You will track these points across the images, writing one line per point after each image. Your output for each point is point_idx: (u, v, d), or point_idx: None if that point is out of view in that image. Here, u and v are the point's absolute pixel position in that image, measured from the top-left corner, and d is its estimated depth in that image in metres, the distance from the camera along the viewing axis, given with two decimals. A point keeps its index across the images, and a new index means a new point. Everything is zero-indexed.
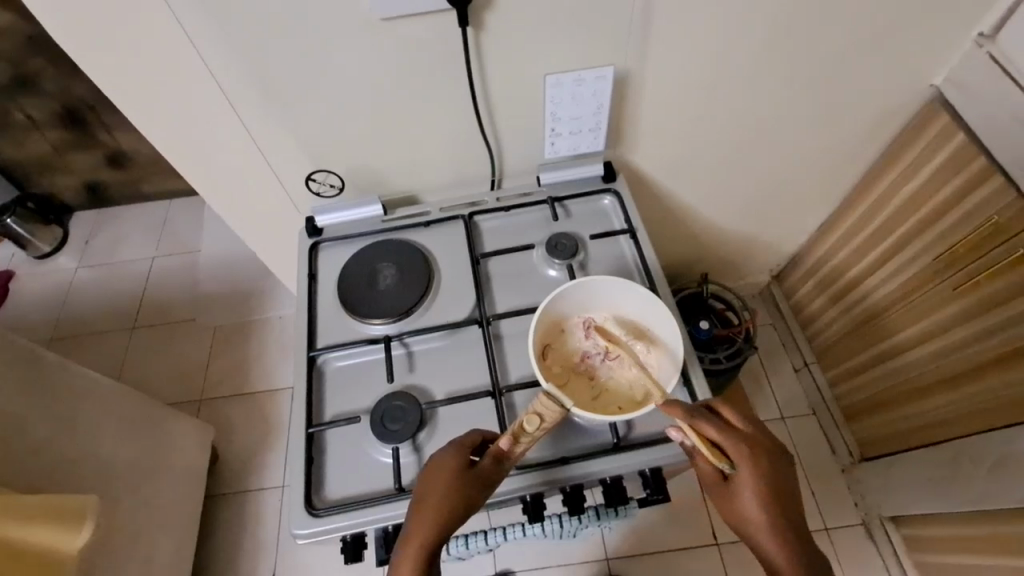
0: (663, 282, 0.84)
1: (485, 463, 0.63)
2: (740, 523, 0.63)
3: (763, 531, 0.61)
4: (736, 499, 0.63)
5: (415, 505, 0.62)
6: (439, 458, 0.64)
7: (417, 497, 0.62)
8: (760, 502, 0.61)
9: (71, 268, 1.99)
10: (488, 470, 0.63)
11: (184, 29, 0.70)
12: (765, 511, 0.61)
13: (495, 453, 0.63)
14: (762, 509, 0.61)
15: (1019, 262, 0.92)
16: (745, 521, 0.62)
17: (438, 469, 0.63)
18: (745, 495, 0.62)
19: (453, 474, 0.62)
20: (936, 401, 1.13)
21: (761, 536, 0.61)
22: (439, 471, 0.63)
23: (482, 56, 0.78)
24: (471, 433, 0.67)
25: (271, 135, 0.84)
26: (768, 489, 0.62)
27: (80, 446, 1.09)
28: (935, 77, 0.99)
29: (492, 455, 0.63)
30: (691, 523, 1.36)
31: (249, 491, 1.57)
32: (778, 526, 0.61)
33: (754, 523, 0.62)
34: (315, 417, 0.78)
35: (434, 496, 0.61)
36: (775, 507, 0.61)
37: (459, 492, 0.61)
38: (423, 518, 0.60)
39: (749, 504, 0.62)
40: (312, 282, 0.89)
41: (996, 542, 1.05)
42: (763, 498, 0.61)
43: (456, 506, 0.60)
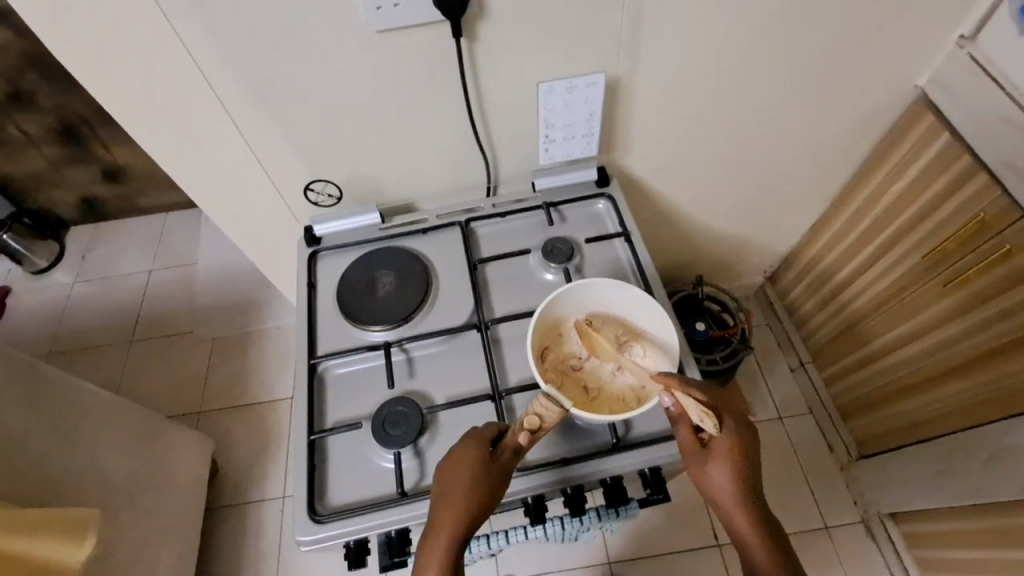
0: (658, 284, 0.86)
1: (505, 457, 0.65)
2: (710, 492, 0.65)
3: (731, 498, 0.64)
4: (711, 465, 0.64)
5: (438, 498, 0.64)
6: (459, 454, 0.65)
7: (439, 492, 0.64)
8: (733, 472, 0.63)
9: (68, 283, 1.99)
10: (508, 462, 0.65)
11: (183, 41, 0.71)
12: (738, 480, 0.63)
13: (513, 446, 0.65)
14: (736, 477, 0.63)
15: (1007, 256, 0.93)
16: (715, 486, 0.64)
17: (458, 465, 0.64)
18: (721, 461, 0.64)
19: (475, 470, 0.63)
20: (930, 397, 1.15)
21: (728, 502, 0.64)
22: (460, 468, 0.64)
23: (476, 65, 0.79)
24: (489, 426, 0.68)
25: (269, 146, 0.85)
26: (742, 461, 0.64)
27: (80, 459, 1.09)
28: (919, 78, 1.01)
29: (509, 448, 0.65)
30: (692, 525, 1.37)
31: (250, 502, 1.57)
32: (747, 496, 0.64)
33: (723, 492, 0.64)
34: (317, 424, 0.78)
35: (457, 493, 0.63)
36: (748, 478, 0.64)
37: (482, 488, 0.63)
38: (448, 513, 0.63)
39: (724, 473, 0.64)
40: (312, 290, 0.90)
41: (995, 535, 1.06)
42: (738, 468, 0.64)
43: (481, 501, 0.62)
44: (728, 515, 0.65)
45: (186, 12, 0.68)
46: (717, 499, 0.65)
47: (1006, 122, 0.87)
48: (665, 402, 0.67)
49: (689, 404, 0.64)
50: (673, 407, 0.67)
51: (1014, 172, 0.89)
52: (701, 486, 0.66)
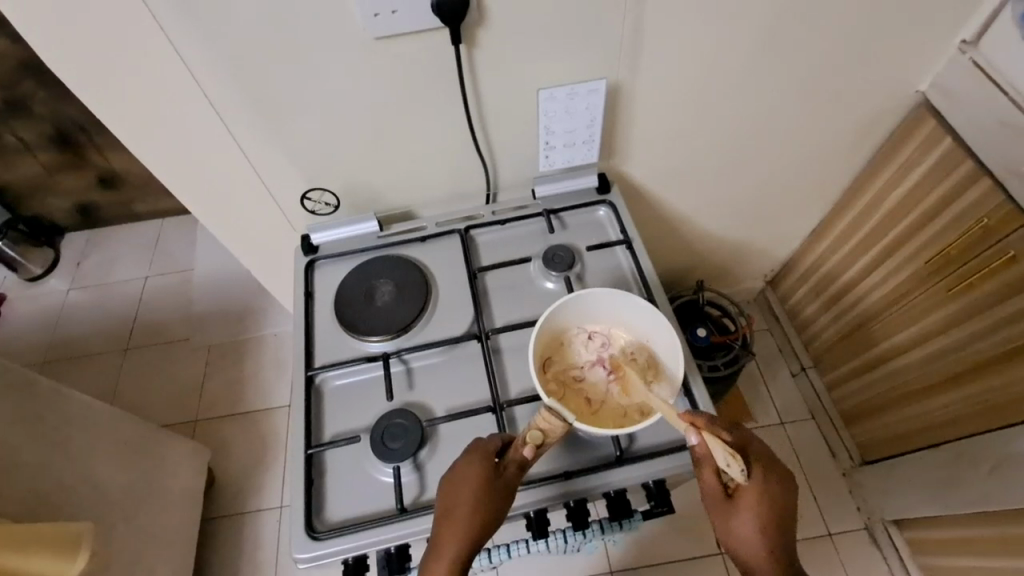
0: (660, 292, 0.84)
1: (509, 473, 0.63)
2: (734, 541, 0.64)
3: (757, 547, 0.62)
4: (738, 515, 0.63)
5: (440, 517, 0.62)
6: (463, 471, 0.63)
7: (443, 510, 0.62)
8: (760, 520, 0.62)
9: (63, 290, 1.97)
10: (513, 478, 0.63)
11: (176, 49, 0.70)
12: (765, 527, 0.62)
13: (519, 461, 0.63)
14: (762, 525, 0.62)
15: (1011, 262, 0.93)
16: (740, 533, 0.63)
17: (461, 482, 0.63)
18: (747, 508, 0.62)
19: (480, 487, 0.62)
20: (934, 404, 1.14)
21: (754, 552, 0.63)
22: (464, 486, 0.62)
23: (476, 73, 0.78)
24: (491, 439, 0.66)
25: (266, 155, 0.84)
26: (768, 509, 0.62)
27: (73, 472, 1.07)
28: (921, 83, 1.01)
29: (513, 463, 0.63)
30: (695, 533, 1.36)
31: (247, 512, 1.55)
32: (771, 544, 0.62)
33: (750, 540, 0.62)
34: (315, 437, 0.77)
35: (463, 512, 0.61)
36: (773, 526, 0.62)
37: (488, 505, 0.61)
38: (454, 532, 0.61)
39: (751, 521, 0.62)
40: (309, 300, 0.88)
41: (1000, 543, 1.05)
42: (765, 515, 0.62)
43: (488, 519, 0.61)
44: (752, 562, 0.64)
45: (180, 20, 0.67)
46: (742, 547, 0.63)
47: (1009, 127, 0.87)
48: (690, 441, 0.61)
49: (718, 450, 0.60)
50: (697, 448, 0.62)
51: (1018, 177, 0.88)
52: (726, 534, 0.64)
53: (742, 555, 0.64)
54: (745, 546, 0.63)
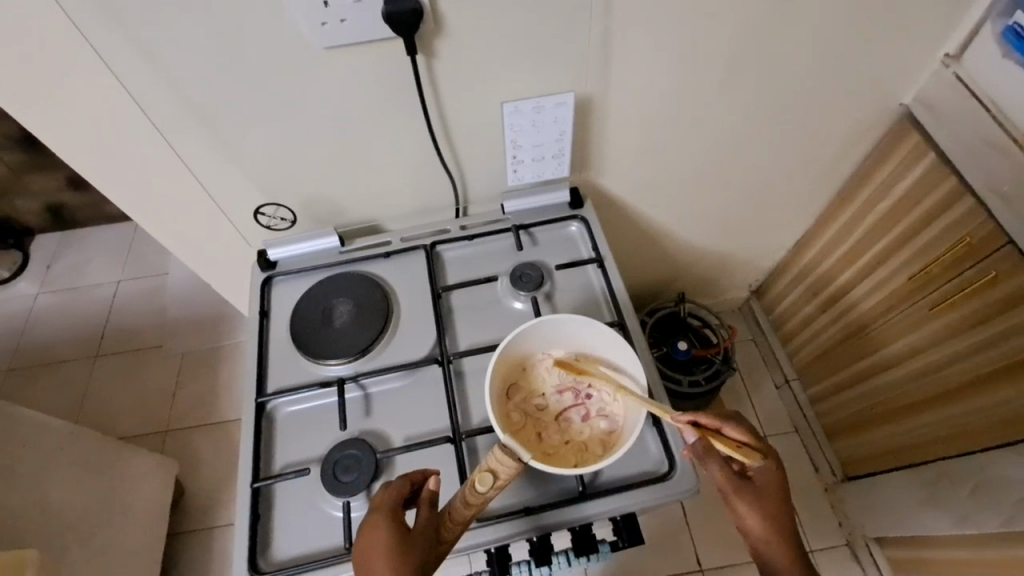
0: (631, 313, 0.81)
1: (423, 514, 0.57)
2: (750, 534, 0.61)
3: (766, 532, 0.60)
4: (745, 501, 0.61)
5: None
6: (369, 531, 0.57)
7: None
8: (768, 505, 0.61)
9: (31, 294, 1.91)
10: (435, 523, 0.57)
11: (104, 60, 0.65)
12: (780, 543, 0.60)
13: (429, 498, 0.58)
14: (771, 540, 0.60)
15: (992, 283, 0.90)
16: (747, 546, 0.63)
17: (375, 544, 0.56)
18: (749, 520, 0.60)
19: (392, 538, 0.56)
20: (916, 423, 1.11)
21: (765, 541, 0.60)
22: (381, 546, 0.56)
23: (436, 83, 0.74)
24: (399, 482, 0.60)
25: (216, 170, 0.79)
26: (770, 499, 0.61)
27: (23, 494, 1.03)
28: (904, 95, 0.98)
29: (426, 503, 0.58)
30: (673, 551, 1.33)
31: (216, 527, 1.51)
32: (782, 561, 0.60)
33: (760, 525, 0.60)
34: (264, 469, 0.73)
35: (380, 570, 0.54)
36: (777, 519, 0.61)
37: (408, 556, 0.55)
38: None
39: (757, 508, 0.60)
40: (264, 319, 0.84)
41: (975, 565, 1.03)
42: (775, 529, 0.60)
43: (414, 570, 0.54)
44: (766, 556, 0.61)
45: (105, 28, 0.62)
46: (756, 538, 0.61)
47: (992, 146, 0.84)
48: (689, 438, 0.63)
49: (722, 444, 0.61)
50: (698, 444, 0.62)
51: (1000, 197, 0.85)
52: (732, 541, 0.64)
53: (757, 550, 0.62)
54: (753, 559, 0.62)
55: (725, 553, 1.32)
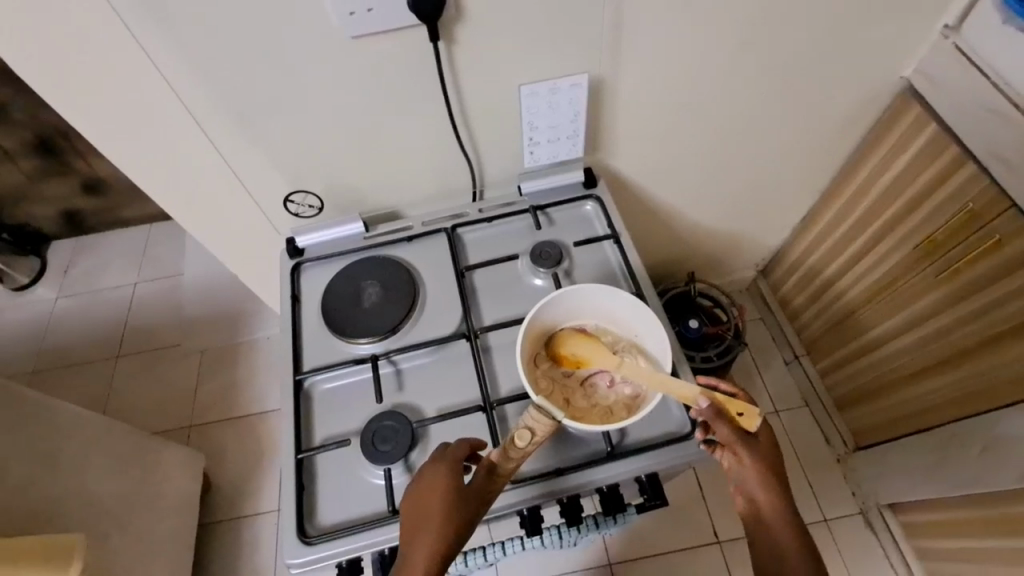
0: (649, 286, 0.84)
1: (478, 478, 0.62)
2: (751, 489, 0.66)
3: (764, 484, 0.65)
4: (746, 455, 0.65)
5: (411, 527, 0.62)
6: (429, 480, 0.63)
7: (412, 516, 0.62)
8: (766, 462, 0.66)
9: (51, 298, 1.95)
10: (484, 485, 0.62)
11: (146, 53, 0.68)
12: (770, 496, 0.65)
13: (487, 466, 0.63)
14: (767, 494, 0.65)
15: (996, 247, 0.93)
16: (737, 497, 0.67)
17: (431, 494, 0.62)
18: (743, 469, 0.66)
19: (447, 493, 0.62)
20: (926, 388, 1.14)
21: (762, 494, 0.65)
22: (435, 495, 0.62)
23: (456, 69, 0.77)
24: (463, 444, 0.66)
25: (248, 160, 0.83)
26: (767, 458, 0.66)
27: (66, 482, 1.06)
28: (905, 68, 1.00)
29: (483, 468, 0.63)
30: (690, 524, 1.37)
31: (244, 517, 1.55)
32: (776, 512, 0.65)
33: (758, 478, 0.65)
34: (305, 442, 0.76)
35: (430, 516, 0.61)
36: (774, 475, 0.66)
37: (458, 515, 0.60)
38: (422, 539, 0.60)
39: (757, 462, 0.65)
40: (296, 304, 0.87)
41: (989, 523, 1.06)
42: (771, 489, 0.65)
43: (460, 528, 0.60)
44: (763, 511, 0.65)
45: (147, 23, 0.65)
46: (754, 491, 0.65)
47: (992, 112, 0.87)
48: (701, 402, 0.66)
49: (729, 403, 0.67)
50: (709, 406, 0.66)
51: (1001, 162, 0.88)
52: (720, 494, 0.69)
53: (753, 505, 0.66)
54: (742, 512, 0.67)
55: (741, 524, 1.35)
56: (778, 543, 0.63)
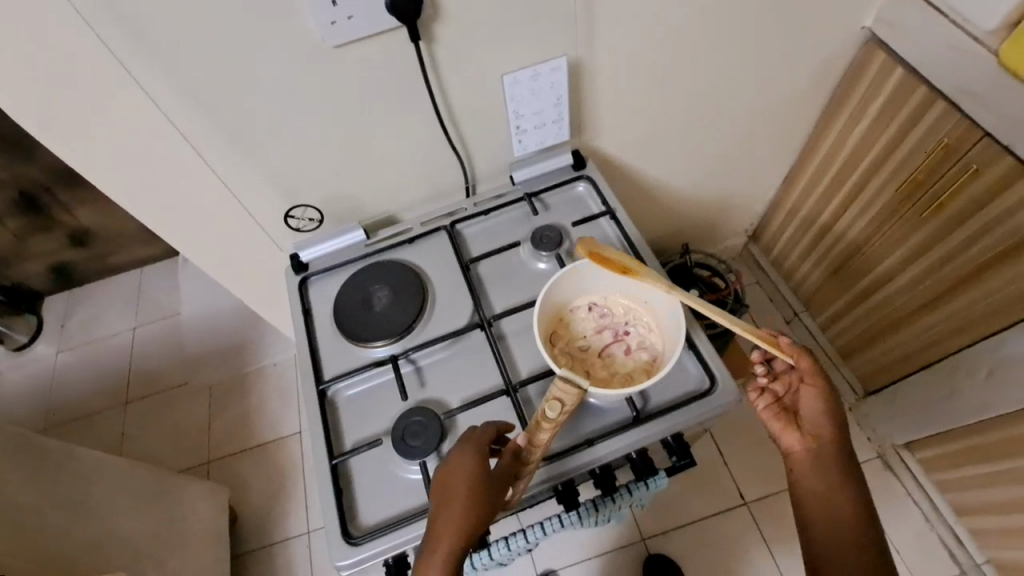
0: (650, 255, 0.86)
1: (505, 461, 0.64)
2: (810, 426, 0.72)
3: (821, 424, 0.72)
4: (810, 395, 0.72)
5: (437, 508, 0.63)
6: (457, 461, 0.65)
7: (438, 497, 0.64)
8: (827, 408, 0.72)
9: (52, 353, 1.94)
10: (509, 467, 0.64)
11: (140, 85, 0.70)
12: (826, 437, 0.71)
13: (514, 449, 0.65)
14: (822, 433, 0.72)
15: (975, 177, 0.96)
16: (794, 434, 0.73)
17: (457, 477, 0.64)
18: (812, 405, 0.72)
19: (475, 473, 0.63)
20: (926, 324, 1.17)
21: (817, 432, 0.72)
22: (461, 477, 0.63)
23: (438, 67, 0.79)
24: (487, 429, 0.68)
25: (244, 181, 0.84)
26: (832, 405, 0.72)
27: (99, 526, 1.07)
28: (866, 18, 1.04)
29: (509, 451, 0.65)
30: (717, 489, 1.39)
31: (276, 543, 1.54)
32: (830, 451, 0.71)
33: (817, 418, 0.72)
34: (337, 448, 0.78)
35: (457, 497, 0.62)
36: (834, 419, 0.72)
37: (485, 496, 0.62)
38: (449, 518, 0.61)
39: (820, 405, 0.72)
40: (308, 317, 0.89)
41: (1004, 445, 1.10)
42: (827, 428, 0.72)
43: (487, 508, 0.62)
44: (818, 449, 0.71)
45: (137, 56, 0.67)
46: (810, 426, 0.72)
47: (955, 48, 0.90)
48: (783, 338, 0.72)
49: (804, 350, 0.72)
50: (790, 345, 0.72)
51: (970, 95, 0.92)
52: (775, 431, 0.74)
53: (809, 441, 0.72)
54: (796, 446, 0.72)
55: (766, 482, 1.38)
56: (827, 476, 0.70)
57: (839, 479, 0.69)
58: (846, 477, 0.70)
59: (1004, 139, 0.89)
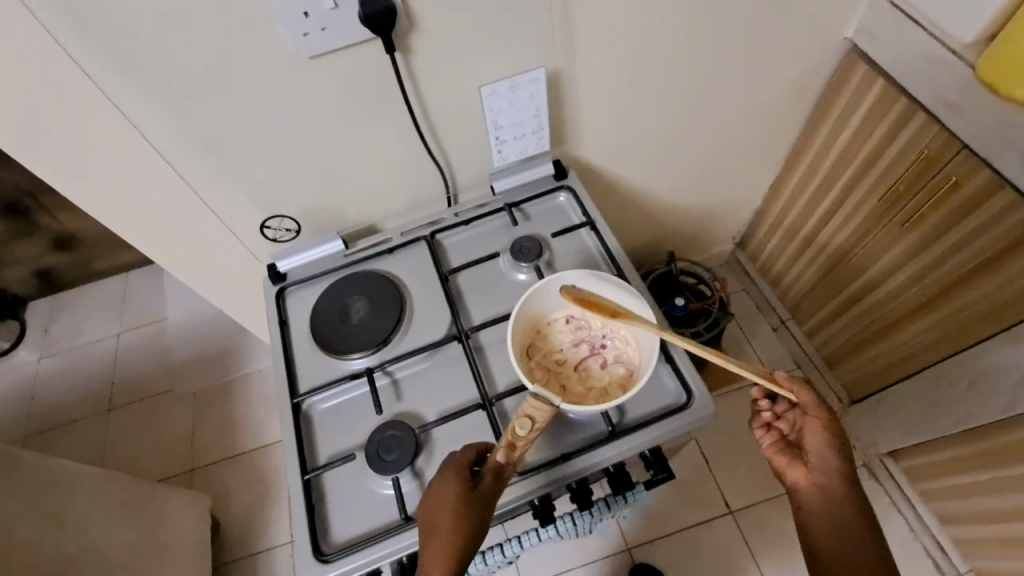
0: (630, 267, 0.86)
1: (485, 482, 0.63)
2: (815, 462, 0.72)
3: (827, 459, 0.71)
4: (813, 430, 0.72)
5: (424, 537, 0.63)
6: (438, 489, 0.64)
7: (424, 526, 0.63)
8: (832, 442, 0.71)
9: (33, 360, 1.92)
10: (490, 488, 0.63)
11: (108, 97, 0.69)
12: (833, 471, 0.70)
13: (494, 469, 0.63)
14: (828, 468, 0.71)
15: (954, 189, 0.97)
16: (801, 469, 0.72)
17: (439, 505, 0.63)
18: (819, 441, 0.71)
19: (455, 498, 0.62)
20: (910, 334, 1.17)
21: (822, 467, 0.71)
22: (442, 504, 0.63)
23: (415, 77, 0.78)
24: (467, 450, 0.67)
25: (220, 191, 0.83)
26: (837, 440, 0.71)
27: (73, 539, 1.05)
28: (847, 29, 1.04)
29: (489, 471, 0.63)
30: (702, 498, 1.39)
31: (259, 553, 1.53)
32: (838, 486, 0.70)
33: (823, 453, 0.71)
34: (310, 462, 0.77)
35: (439, 526, 0.62)
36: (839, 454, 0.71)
37: (467, 519, 0.61)
38: (436, 546, 0.61)
39: (823, 439, 0.71)
40: (285, 328, 0.88)
41: (987, 455, 1.10)
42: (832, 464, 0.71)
43: (470, 532, 0.61)
44: (826, 484, 0.70)
45: (105, 67, 0.66)
46: (816, 461, 0.71)
47: (934, 61, 0.91)
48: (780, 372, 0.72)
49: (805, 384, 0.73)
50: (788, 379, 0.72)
51: (949, 107, 0.92)
52: (781, 466, 0.74)
53: (816, 477, 0.71)
54: (804, 482, 0.72)
55: (751, 491, 1.38)
56: (836, 512, 0.68)
57: (849, 515, 0.68)
58: (858, 514, 0.68)
59: (982, 151, 0.90)
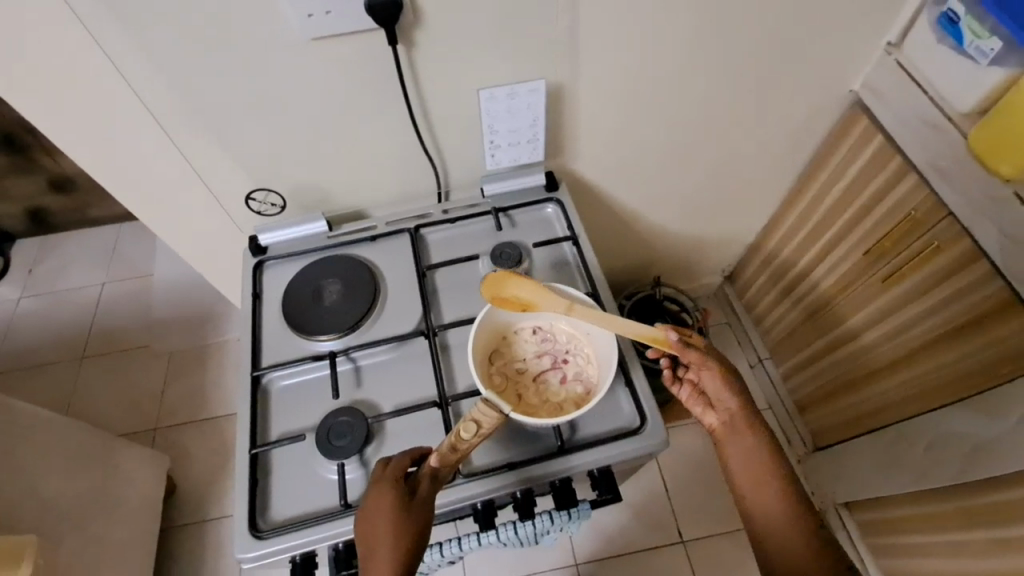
0: (605, 285, 0.86)
1: (425, 486, 0.64)
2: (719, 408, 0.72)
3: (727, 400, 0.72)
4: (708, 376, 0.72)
5: (366, 547, 0.62)
6: (376, 497, 0.64)
7: (365, 535, 0.63)
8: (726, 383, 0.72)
9: (14, 298, 1.91)
10: (430, 490, 0.64)
11: (104, 51, 0.69)
12: (737, 413, 0.71)
13: (432, 471, 0.65)
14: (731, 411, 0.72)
15: (936, 253, 0.98)
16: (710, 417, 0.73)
17: (379, 512, 0.63)
18: (716, 386, 0.72)
19: (397, 504, 0.62)
20: (878, 388, 1.18)
21: (727, 412, 0.72)
22: (382, 511, 0.63)
23: (416, 72, 0.79)
24: (401, 458, 0.67)
25: (209, 158, 0.84)
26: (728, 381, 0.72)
27: (20, 482, 1.04)
28: (853, 82, 1.05)
29: (427, 475, 0.65)
30: (655, 523, 1.39)
31: (209, 520, 1.53)
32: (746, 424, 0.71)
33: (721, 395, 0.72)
34: (261, 437, 0.77)
35: (382, 533, 0.61)
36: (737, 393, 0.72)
37: (409, 520, 0.62)
38: (380, 553, 0.61)
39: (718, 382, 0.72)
40: (257, 301, 0.88)
41: (936, 518, 1.11)
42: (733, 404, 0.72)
43: (415, 534, 0.61)
44: (733, 424, 0.71)
45: (105, 22, 0.66)
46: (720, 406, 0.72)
47: (930, 125, 0.92)
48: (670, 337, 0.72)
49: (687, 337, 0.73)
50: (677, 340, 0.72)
51: (939, 172, 0.93)
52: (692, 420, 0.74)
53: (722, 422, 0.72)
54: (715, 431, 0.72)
55: (704, 523, 1.39)
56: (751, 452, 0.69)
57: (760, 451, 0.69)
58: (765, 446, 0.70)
59: (965, 220, 0.91)
